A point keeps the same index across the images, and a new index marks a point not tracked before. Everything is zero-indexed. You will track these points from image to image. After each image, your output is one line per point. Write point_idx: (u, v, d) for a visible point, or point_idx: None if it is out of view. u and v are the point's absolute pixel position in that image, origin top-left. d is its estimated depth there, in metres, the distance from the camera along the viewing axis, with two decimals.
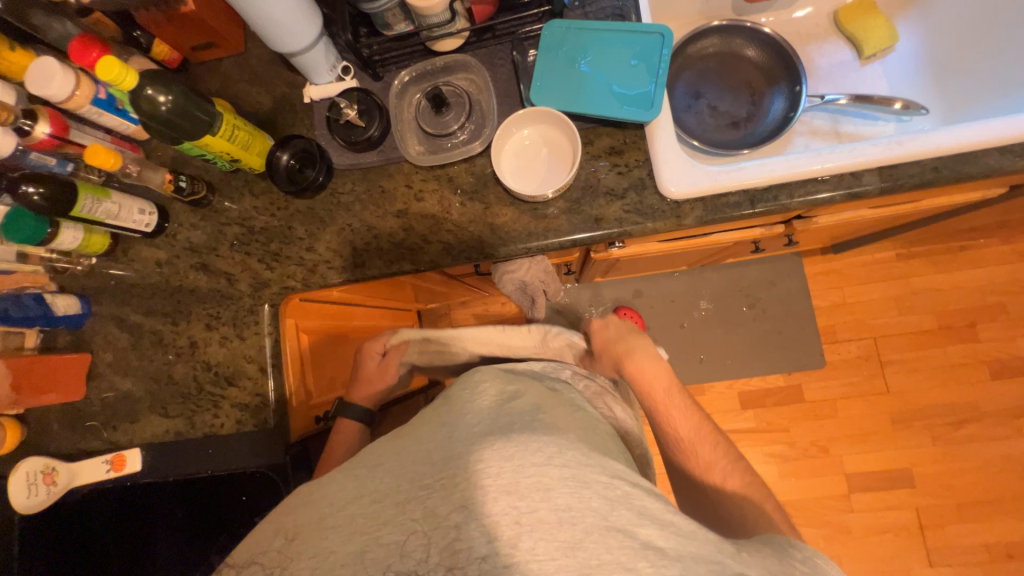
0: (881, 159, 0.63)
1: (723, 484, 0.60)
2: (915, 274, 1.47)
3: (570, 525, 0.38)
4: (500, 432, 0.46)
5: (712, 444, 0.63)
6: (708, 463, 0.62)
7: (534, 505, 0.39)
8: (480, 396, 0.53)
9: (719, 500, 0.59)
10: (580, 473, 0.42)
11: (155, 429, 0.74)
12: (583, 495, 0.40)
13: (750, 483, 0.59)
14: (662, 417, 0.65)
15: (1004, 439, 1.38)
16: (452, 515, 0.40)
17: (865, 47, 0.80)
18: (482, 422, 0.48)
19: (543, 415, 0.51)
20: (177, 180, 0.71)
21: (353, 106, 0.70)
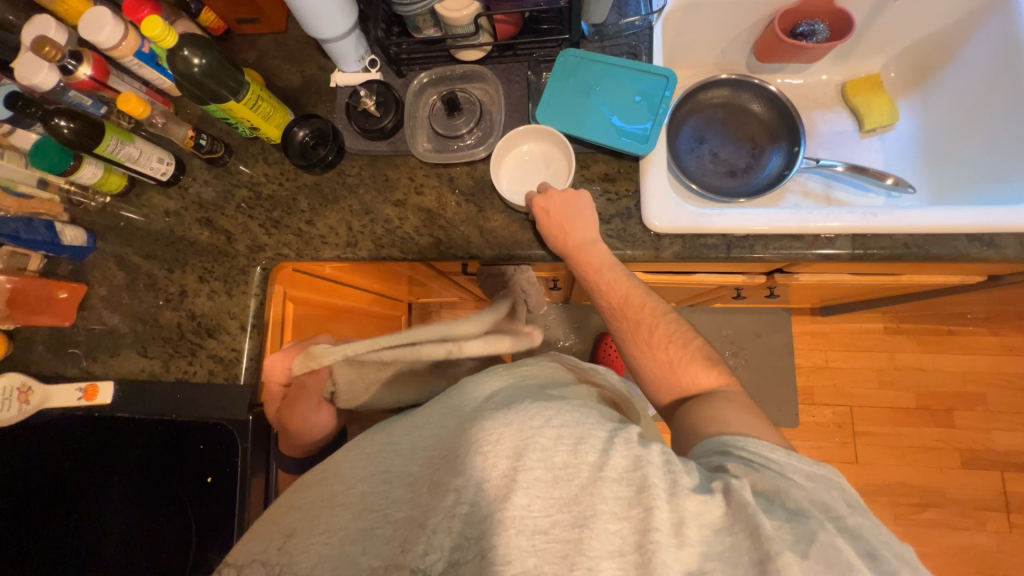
0: (854, 227, 0.66)
1: (652, 338, 0.66)
2: (900, 350, 1.48)
3: (566, 482, 0.47)
4: (504, 407, 0.55)
5: (643, 304, 0.67)
6: (641, 322, 0.67)
7: (531, 464, 0.48)
8: (489, 386, 0.63)
9: (646, 357, 0.66)
10: (579, 431, 0.51)
11: (132, 367, 0.77)
12: (579, 452, 0.49)
13: (675, 339, 0.66)
14: (606, 285, 0.67)
15: (966, 530, 1.37)
16: (453, 481, 0.49)
17: (866, 121, 0.84)
18: (488, 405, 0.58)
19: (555, 391, 0.60)
20: (197, 138, 0.76)
21: (373, 97, 0.75)
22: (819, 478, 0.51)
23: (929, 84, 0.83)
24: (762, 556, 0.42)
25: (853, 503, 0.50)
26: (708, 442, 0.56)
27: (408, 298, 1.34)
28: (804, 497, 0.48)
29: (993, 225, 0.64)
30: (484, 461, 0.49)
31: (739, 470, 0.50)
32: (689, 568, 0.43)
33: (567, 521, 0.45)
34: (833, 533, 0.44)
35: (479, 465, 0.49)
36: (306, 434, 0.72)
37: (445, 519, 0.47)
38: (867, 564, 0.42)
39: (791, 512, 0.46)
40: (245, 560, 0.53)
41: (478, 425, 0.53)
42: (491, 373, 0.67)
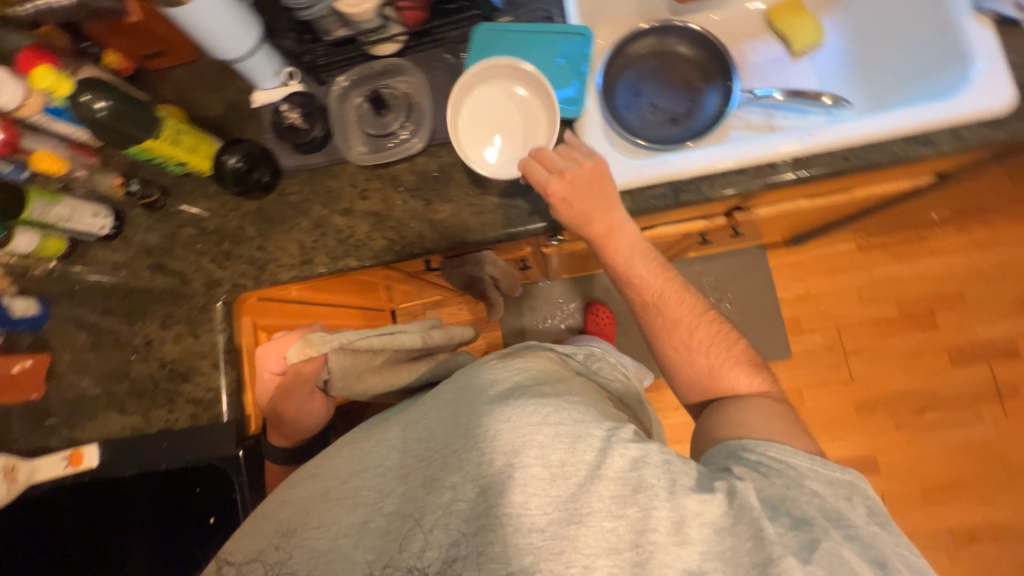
0: (793, 150, 0.66)
1: (691, 340, 0.67)
2: (875, 264, 1.50)
3: (563, 480, 0.51)
4: (495, 399, 0.57)
5: (678, 306, 0.68)
6: (676, 321, 0.67)
7: (529, 462, 0.51)
8: (492, 368, 0.62)
9: (685, 362, 0.67)
10: (575, 430, 0.54)
11: (112, 425, 0.76)
12: (576, 450, 0.53)
13: (716, 342, 0.67)
14: (641, 283, 0.68)
15: (965, 423, 1.42)
16: (450, 478, 0.53)
17: (794, 44, 0.85)
18: (488, 393, 0.58)
19: (543, 377, 0.62)
20: (126, 185, 0.76)
21: (296, 109, 0.72)
22: (843, 485, 0.54)
23: None
24: (764, 557, 0.47)
25: (873, 512, 0.53)
26: (723, 446, 0.60)
27: (387, 305, 1.34)
28: (813, 504, 0.52)
29: (926, 121, 0.64)
30: (478, 459, 0.52)
31: (751, 477, 0.54)
32: (689, 567, 0.49)
33: (562, 518, 0.50)
34: (836, 542, 0.48)
35: (474, 462, 0.52)
36: (300, 423, 0.74)
37: (440, 516, 0.52)
38: (875, 571, 0.47)
39: (796, 521, 0.50)
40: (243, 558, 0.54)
41: (476, 424, 0.55)
42: (480, 362, 0.65)
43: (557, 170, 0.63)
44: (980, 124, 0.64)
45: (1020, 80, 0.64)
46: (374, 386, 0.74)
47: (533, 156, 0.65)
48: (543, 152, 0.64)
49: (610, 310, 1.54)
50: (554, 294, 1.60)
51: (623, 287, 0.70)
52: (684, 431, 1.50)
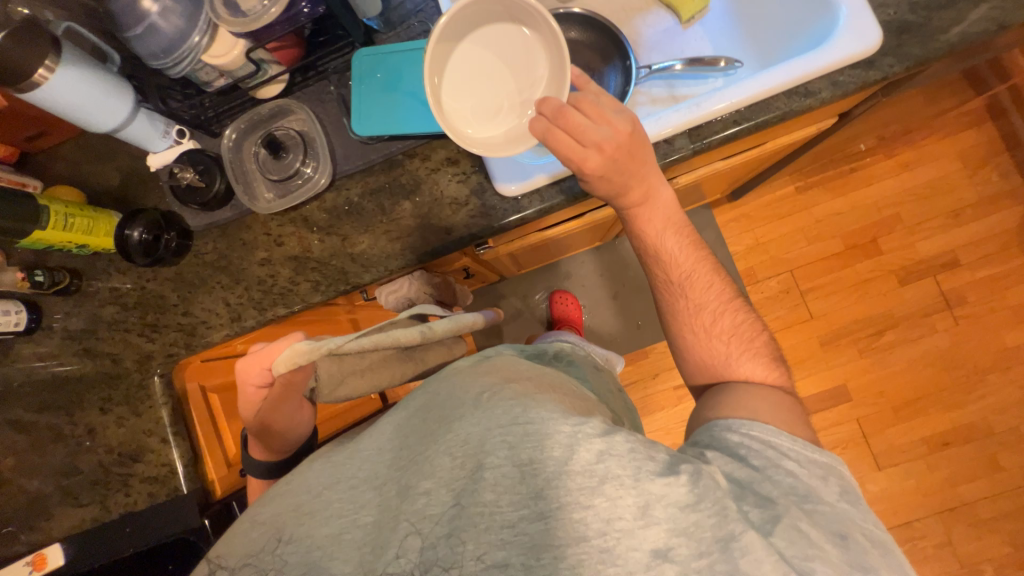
0: (685, 122, 0.68)
1: (713, 328, 0.67)
2: (815, 203, 1.55)
3: (532, 476, 0.48)
4: (468, 403, 0.55)
5: (696, 295, 0.68)
6: (700, 305, 0.68)
7: (497, 461, 0.50)
8: (480, 376, 0.60)
9: (702, 343, 0.67)
10: (542, 426, 0.50)
11: (71, 520, 0.74)
12: (544, 448, 0.49)
13: (732, 333, 0.66)
14: (663, 258, 0.69)
15: (922, 337, 1.49)
16: (423, 484, 0.51)
17: (681, 12, 0.84)
18: (465, 398, 0.57)
19: (515, 378, 0.60)
20: (31, 276, 0.71)
21: (190, 168, 0.70)
22: (821, 465, 0.52)
23: None
24: (726, 534, 0.45)
25: (848, 490, 0.52)
26: (710, 425, 0.58)
27: None
28: (785, 482, 0.50)
29: (804, 74, 0.66)
30: (451, 463, 0.51)
31: (724, 461, 0.52)
32: (656, 546, 0.45)
33: (530, 514, 0.47)
34: (797, 517, 0.47)
35: (447, 467, 0.51)
36: (284, 435, 0.70)
37: (414, 521, 0.49)
38: (834, 543, 0.46)
39: (760, 498, 0.49)
40: (240, 563, 0.52)
41: (453, 431, 0.53)
42: (457, 372, 0.63)
43: (593, 143, 0.59)
44: (853, 67, 0.66)
45: (882, 19, 0.67)
46: (361, 386, 0.67)
47: (553, 119, 0.58)
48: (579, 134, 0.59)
49: (572, 295, 1.56)
50: (516, 290, 1.61)
51: (651, 261, 0.70)
52: (663, 397, 1.53)
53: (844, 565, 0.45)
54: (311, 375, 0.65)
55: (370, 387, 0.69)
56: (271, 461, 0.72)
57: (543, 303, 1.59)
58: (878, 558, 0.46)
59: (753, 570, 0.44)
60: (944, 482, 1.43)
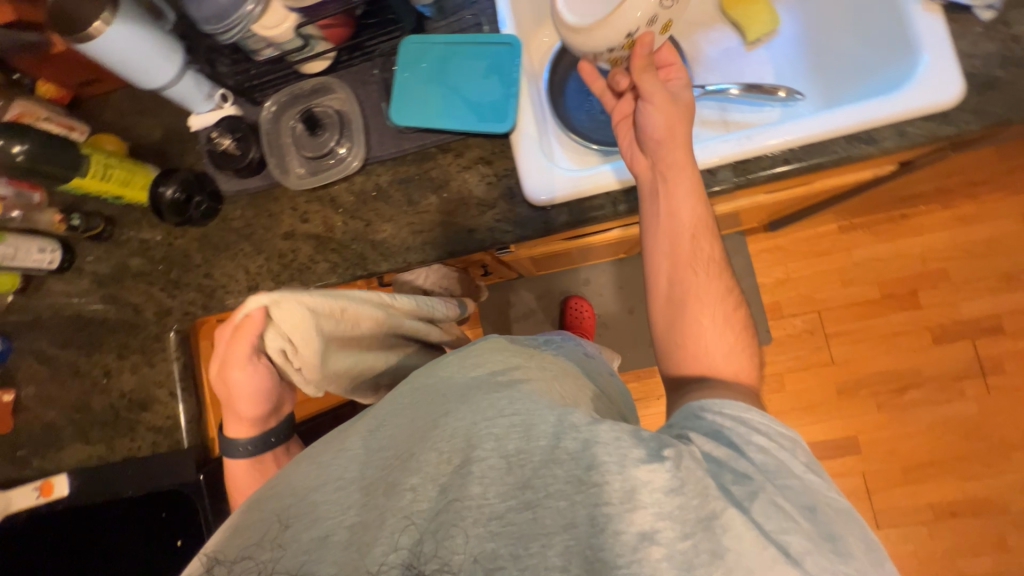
0: (731, 154, 0.65)
1: (732, 315, 0.60)
2: (857, 245, 1.48)
3: (519, 467, 0.43)
4: (456, 397, 0.50)
5: (718, 276, 0.61)
6: (719, 291, 0.61)
7: (485, 454, 0.44)
8: (474, 365, 0.55)
9: (717, 332, 0.59)
10: (529, 417, 0.46)
11: (79, 455, 0.78)
12: (531, 437, 0.45)
13: (739, 325, 0.60)
14: (696, 230, 0.61)
15: (947, 402, 1.42)
16: (410, 479, 0.44)
17: (749, 32, 0.81)
18: (451, 385, 0.53)
19: (503, 367, 0.55)
20: (69, 220, 0.74)
21: (229, 134, 0.71)
22: (787, 437, 0.51)
23: None
24: (708, 512, 0.41)
25: (813, 463, 0.50)
26: (683, 409, 0.55)
27: None
28: (759, 457, 0.48)
29: (868, 120, 0.62)
30: (438, 459, 0.45)
31: (698, 438, 0.49)
32: (643, 529, 0.40)
33: (517, 504, 0.42)
34: (773, 492, 0.44)
35: (434, 461, 0.45)
36: (258, 399, 0.64)
37: (402, 518, 0.42)
38: (804, 516, 0.44)
39: (737, 475, 0.45)
40: (235, 556, 0.45)
41: (435, 406, 0.51)
42: (437, 360, 0.60)
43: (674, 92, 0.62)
44: (926, 119, 0.62)
45: (966, 70, 0.62)
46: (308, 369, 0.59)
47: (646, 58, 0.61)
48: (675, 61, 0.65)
49: (589, 303, 1.54)
50: (532, 290, 1.59)
51: (672, 226, 0.61)
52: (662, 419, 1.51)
53: (817, 537, 0.42)
54: (261, 330, 0.57)
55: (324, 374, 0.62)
56: (255, 436, 0.68)
57: (557, 307, 1.57)
58: (845, 525, 0.44)
59: (734, 547, 0.40)
60: (944, 552, 1.37)
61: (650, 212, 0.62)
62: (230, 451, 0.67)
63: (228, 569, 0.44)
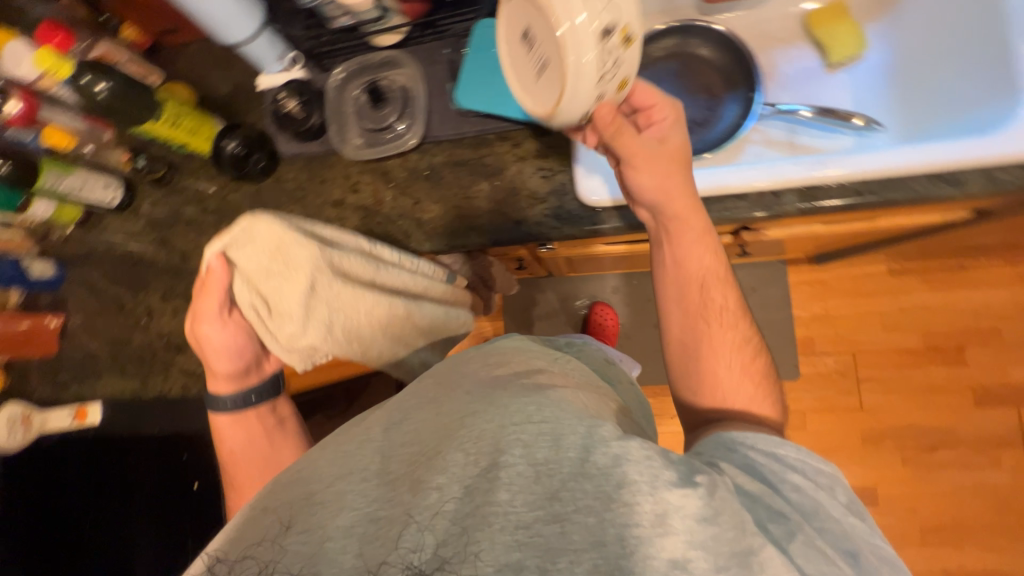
0: (801, 179, 0.62)
1: (748, 365, 0.60)
2: (906, 291, 1.41)
3: (548, 477, 0.42)
4: (481, 398, 0.49)
5: (732, 326, 0.61)
6: (734, 340, 0.60)
7: (513, 459, 0.43)
8: (497, 368, 0.55)
9: (730, 380, 0.59)
10: (558, 427, 0.44)
11: (114, 387, 0.82)
12: (561, 447, 0.43)
13: (756, 373, 0.60)
14: (707, 283, 0.61)
15: (980, 468, 1.34)
16: (436, 478, 0.42)
17: (830, 55, 0.78)
18: (474, 385, 0.52)
19: (525, 370, 0.55)
20: (134, 161, 0.78)
21: (296, 97, 0.72)
22: (825, 475, 0.49)
23: (899, 5, 0.76)
24: (743, 547, 0.40)
25: (853, 503, 0.48)
26: (712, 440, 0.52)
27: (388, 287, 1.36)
28: (795, 497, 0.46)
29: (954, 161, 0.59)
30: (464, 460, 0.43)
31: (731, 470, 0.47)
32: (674, 556, 0.39)
33: (546, 516, 0.40)
34: (812, 534, 0.43)
35: (460, 462, 0.43)
36: (232, 355, 0.66)
37: (429, 516, 0.40)
38: (845, 561, 0.42)
39: (773, 512, 0.44)
40: (237, 555, 0.42)
41: (456, 403, 0.49)
42: (461, 355, 0.60)
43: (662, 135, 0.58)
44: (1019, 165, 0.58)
45: None
46: (286, 317, 0.60)
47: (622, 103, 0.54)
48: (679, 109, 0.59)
49: (614, 311, 1.51)
50: (559, 291, 1.57)
51: (683, 277, 0.61)
52: (673, 438, 1.48)
53: None
54: (226, 284, 0.60)
55: (309, 326, 0.61)
56: (236, 391, 0.69)
57: (582, 311, 1.55)
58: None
59: None
60: None
61: (661, 261, 0.63)
62: (215, 404, 0.70)
63: (229, 569, 0.41)
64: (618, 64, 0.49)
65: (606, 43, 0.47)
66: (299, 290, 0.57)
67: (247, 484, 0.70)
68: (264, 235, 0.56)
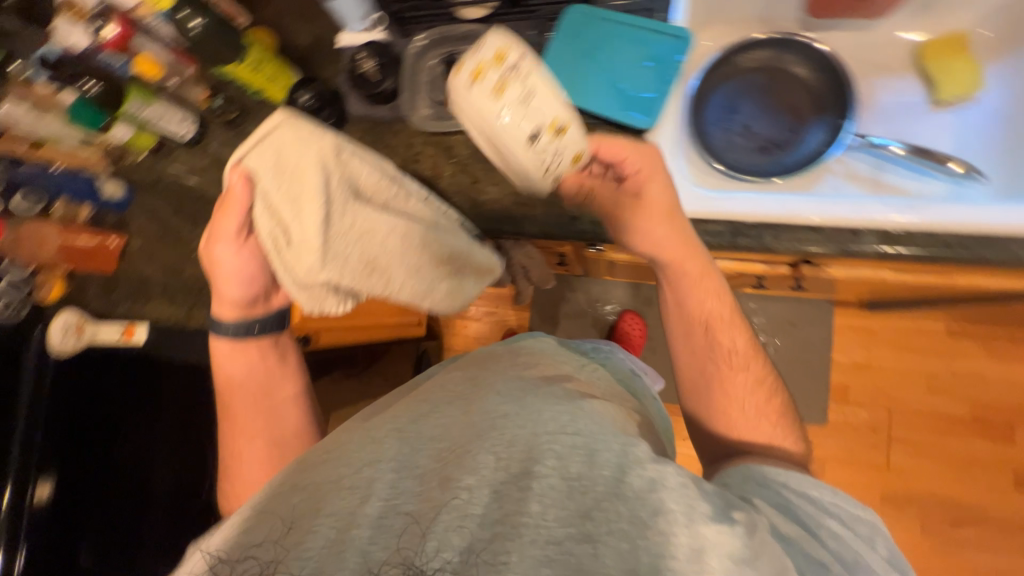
0: (886, 221, 0.59)
1: (763, 405, 0.61)
2: (959, 354, 1.32)
3: (580, 494, 0.43)
4: (512, 400, 0.50)
5: (744, 367, 0.63)
6: (750, 379, 0.63)
7: (545, 471, 0.44)
8: (532, 369, 0.58)
9: (742, 416, 0.61)
10: (592, 443, 0.45)
11: (161, 311, 0.91)
12: (594, 464, 0.44)
13: (774, 412, 0.61)
14: (711, 326, 0.65)
15: (1002, 551, 1.27)
16: (464, 478, 0.44)
17: (941, 90, 0.73)
18: (507, 386, 0.53)
19: (554, 375, 0.57)
20: (212, 100, 0.81)
21: (373, 59, 0.71)
22: (864, 523, 0.48)
23: None
24: None
25: (895, 556, 0.47)
26: (745, 472, 0.52)
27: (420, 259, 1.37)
28: (835, 547, 0.45)
29: None
30: (495, 463, 0.45)
31: (768, 510, 0.47)
32: None
33: (576, 534, 0.41)
34: None
35: (490, 466, 0.45)
36: (243, 281, 0.65)
37: (457, 517, 0.41)
38: None
39: (810, 560, 0.43)
40: (238, 555, 0.41)
41: (489, 402, 0.51)
42: (491, 351, 0.64)
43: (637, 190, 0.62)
44: None
45: None
46: (306, 245, 0.59)
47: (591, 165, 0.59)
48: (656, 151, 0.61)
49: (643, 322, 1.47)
50: (589, 291, 1.54)
51: (692, 321, 0.66)
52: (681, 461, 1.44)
53: None
54: (245, 202, 0.60)
55: (328, 259, 0.60)
56: (239, 319, 0.68)
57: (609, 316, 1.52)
58: None
59: None
60: None
61: (671, 306, 0.67)
62: (217, 328, 0.69)
63: (231, 570, 0.40)
64: (560, 153, 0.55)
65: (535, 145, 0.55)
66: (317, 211, 0.58)
67: (244, 414, 0.71)
68: (289, 150, 0.58)
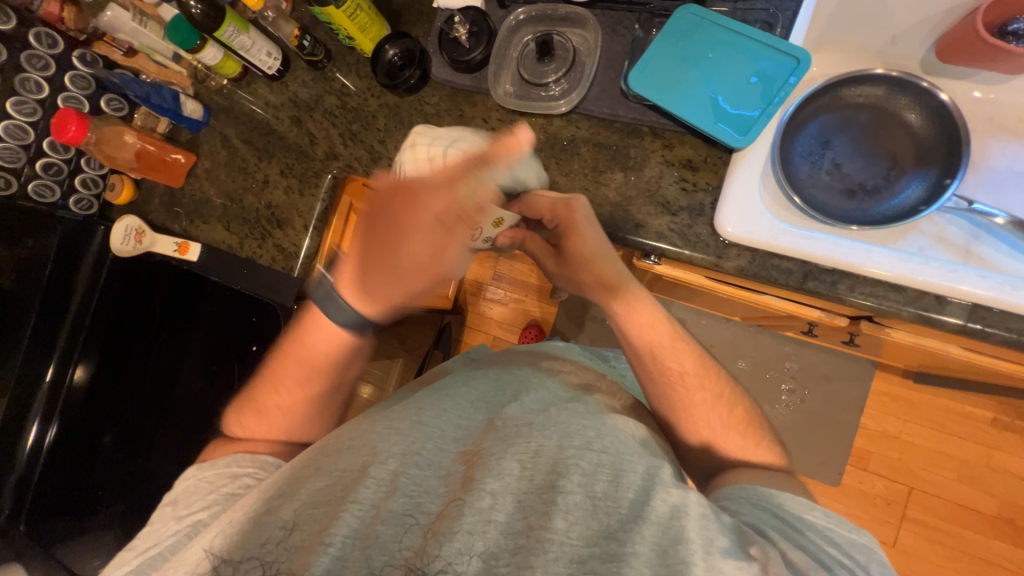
0: (982, 296, 0.55)
1: (727, 418, 0.61)
2: (1002, 448, 1.24)
3: (604, 515, 0.45)
4: (540, 411, 0.54)
5: (702, 386, 0.62)
6: (727, 403, 0.61)
7: (572, 487, 0.46)
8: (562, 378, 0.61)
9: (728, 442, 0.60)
10: (617, 461, 0.49)
11: (213, 235, 0.87)
12: (620, 485, 0.47)
13: (743, 425, 0.61)
14: (659, 353, 0.63)
15: None
16: (488, 482, 0.46)
17: None
18: (539, 398, 0.56)
19: (579, 386, 0.60)
20: (301, 39, 0.78)
21: (466, 25, 0.71)
22: (863, 551, 0.45)
23: None
24: None
25: None
26: (747, 502, 0.51)
27: None
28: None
29: None
30: (519, 472, 0.48)
31: (776, 543, 0.45)
32: None
33: (601, 553, 0.42)
34: None
35: (514, 473, 0.48)
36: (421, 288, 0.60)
37: (481, 520, 0.44)
38: None
39: None
40: (239, 557, 0.44)
41: (511, 411, 0.55)
42: (514, 352, 0.69)
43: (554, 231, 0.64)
44: None
45: None
46: None
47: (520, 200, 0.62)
48: (571, 208, 0.61)
49: None
50: None
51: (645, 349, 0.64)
52: None
53: None
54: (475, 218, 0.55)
55: None
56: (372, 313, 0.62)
57: None
58: None
59: None
60: None
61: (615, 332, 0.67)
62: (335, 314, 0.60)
63: (232, 570, 0.43)
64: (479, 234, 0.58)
65: None
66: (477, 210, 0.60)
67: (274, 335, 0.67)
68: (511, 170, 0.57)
